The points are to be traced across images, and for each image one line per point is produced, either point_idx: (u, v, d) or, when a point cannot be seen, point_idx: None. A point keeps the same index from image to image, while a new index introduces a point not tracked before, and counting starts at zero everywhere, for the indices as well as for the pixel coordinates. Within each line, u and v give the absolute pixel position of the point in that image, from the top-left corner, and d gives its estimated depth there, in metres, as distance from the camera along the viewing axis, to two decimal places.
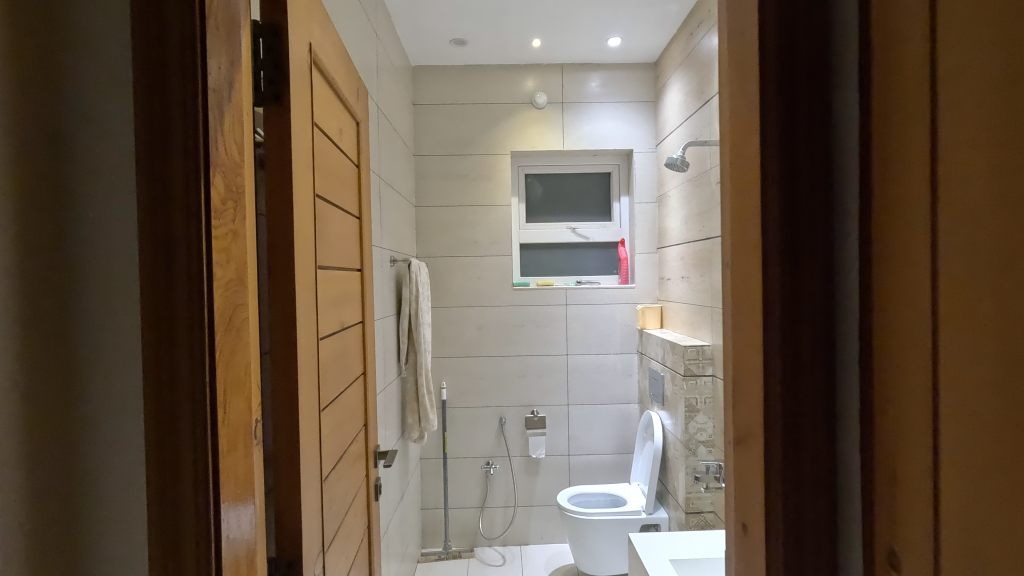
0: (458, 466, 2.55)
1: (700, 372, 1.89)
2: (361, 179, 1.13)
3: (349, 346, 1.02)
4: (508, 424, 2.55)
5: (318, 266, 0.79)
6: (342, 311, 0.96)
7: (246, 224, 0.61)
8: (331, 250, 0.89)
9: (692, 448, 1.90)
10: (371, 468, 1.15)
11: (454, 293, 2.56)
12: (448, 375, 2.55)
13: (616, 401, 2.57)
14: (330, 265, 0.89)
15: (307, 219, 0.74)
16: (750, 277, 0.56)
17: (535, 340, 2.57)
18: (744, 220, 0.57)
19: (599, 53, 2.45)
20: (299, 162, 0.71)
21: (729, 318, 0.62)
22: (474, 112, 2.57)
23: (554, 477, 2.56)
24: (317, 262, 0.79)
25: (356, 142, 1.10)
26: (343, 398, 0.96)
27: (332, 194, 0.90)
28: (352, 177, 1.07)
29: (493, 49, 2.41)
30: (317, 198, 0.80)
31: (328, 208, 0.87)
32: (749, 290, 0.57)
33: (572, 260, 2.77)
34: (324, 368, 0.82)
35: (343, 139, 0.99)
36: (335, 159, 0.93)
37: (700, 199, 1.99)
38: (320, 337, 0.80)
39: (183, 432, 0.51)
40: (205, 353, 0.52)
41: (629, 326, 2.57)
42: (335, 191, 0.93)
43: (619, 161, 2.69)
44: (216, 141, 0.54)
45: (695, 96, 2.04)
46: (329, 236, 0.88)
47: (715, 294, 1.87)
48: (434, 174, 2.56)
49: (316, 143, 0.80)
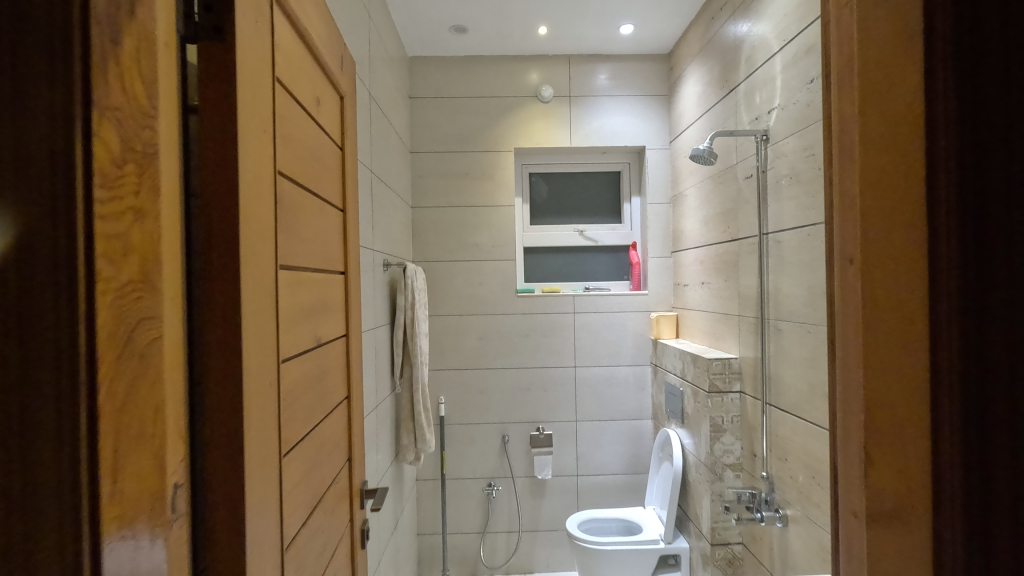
0: (458, 488, 2.35)
1: (727, 389, 1.70)
2: (346, 164, 0.95)
3: (329, 367, 0.83)
4: (511, 442, 2.36)
5: (280, 263, 0.61)
6: (318, 324, 0.77)
7: (165, 202, 0.42)
8: (301, 247, 0.70)
9: (718, 472, 1.72)
10: (357, 510, 0.96)
11: (453, 301, 2.38)
12: (446, 390, 2.36)
13: (628, 417, 2.38)
14: (302, 266, 0.71)
15: (266, 203, 0.55)
16: (896, 276, 0.38)
17: (541, 351, 2.38)
18: (882, 191, 0.39)
19: (610, 43, 2.29)
20: (254, 124, 0.52)
21: (851, 335, 0.44)
22: (474, 106, 2.40)
23: (561, 499, 2.37)
24: (280, 259, 0.61)
25: (341, 121, 0.93)
26: (321, 431, 0.77)
27: (304, 177, 0.71)
28: (334, 160, 0.89)
29: (496, 38, 2.24)
30: (282, 176, 0.62)
31: (296, 191, 0.68)
32: (895, 293, 0.38)
33: (579, 265, 2.59)
34: (290, 397, 0.64)
35: (323, 112, 0.81)
36: (310, 135, 0.75)
37: (723, 196, 1.82)
38: (284, 358, 0.61)
39: (42, 519, 0.32)
40: (80, 396, 0.33)
41: (642, 336, 2.39)
42: (310, 174, 0.74)
43: (629, 160, 2.53)
44: (105, 71, 0.35)
45: (717, 85, 1.87)
46: (299, 228, 0.69)
47: (742, 301, 1.68)
48: (431, 172, 2.38)
49: (281, 107, 0.62)
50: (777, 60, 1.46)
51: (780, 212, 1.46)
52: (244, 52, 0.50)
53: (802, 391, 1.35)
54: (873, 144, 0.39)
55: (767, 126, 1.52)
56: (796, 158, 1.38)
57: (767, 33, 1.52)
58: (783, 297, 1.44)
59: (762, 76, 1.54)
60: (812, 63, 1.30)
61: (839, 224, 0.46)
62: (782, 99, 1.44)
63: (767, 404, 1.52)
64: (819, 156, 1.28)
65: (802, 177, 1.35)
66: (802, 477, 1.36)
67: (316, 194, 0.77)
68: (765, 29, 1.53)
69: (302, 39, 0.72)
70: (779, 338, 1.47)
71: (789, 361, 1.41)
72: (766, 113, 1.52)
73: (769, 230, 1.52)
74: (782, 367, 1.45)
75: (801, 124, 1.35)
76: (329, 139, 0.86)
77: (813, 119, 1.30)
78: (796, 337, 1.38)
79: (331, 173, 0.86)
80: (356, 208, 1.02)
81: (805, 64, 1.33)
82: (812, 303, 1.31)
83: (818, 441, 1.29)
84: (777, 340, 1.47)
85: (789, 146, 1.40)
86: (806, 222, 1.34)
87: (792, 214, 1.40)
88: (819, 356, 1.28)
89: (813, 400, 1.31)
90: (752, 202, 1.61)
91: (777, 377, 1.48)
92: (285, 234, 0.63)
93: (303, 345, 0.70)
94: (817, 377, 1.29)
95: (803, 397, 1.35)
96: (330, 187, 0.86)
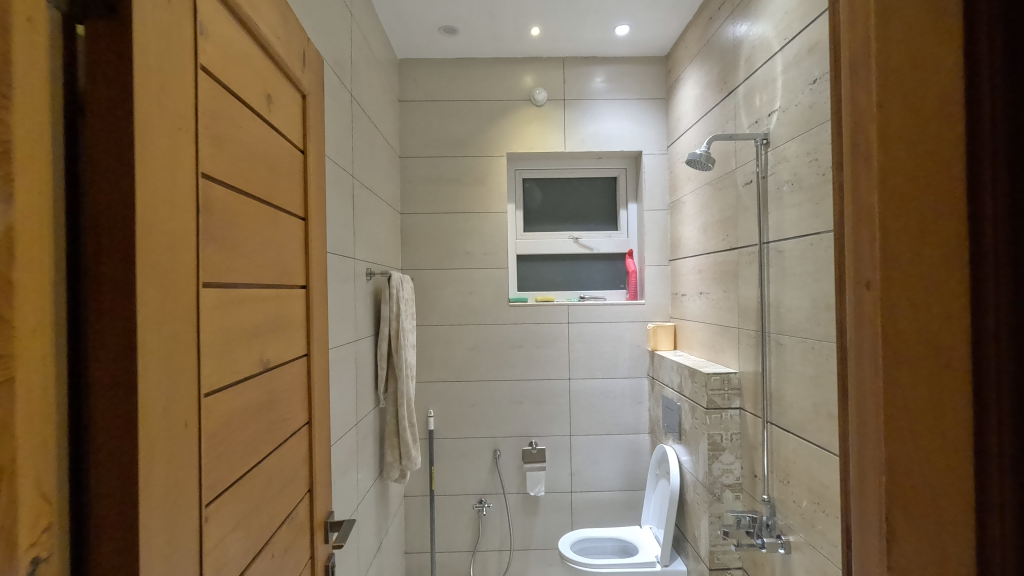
0: (448, 505, 2.27)
1: (726, 406, 1.62)
2: (309, 168, 0.87)
3: (284, 391, 0.76)
4: (503, 457, 2.28)
5: (206, 281, 0.53)
6: (268, 345, 0.69)
7: (24, 213, 0.34)
8: (242, 260, 0.63)
9: (717, 493, 1.63)
10: (320, 546, 0.88)
11: (443, 310, 2.30)
12: (436, 402, 2.28)
13: (624, 431, 2.30)
14: (243, 282, 0.63)
15: (181, 212, 0.47)
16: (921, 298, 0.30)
17: (534, 362, 2.30)
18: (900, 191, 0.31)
19: (605, 44, 2.22)
20: (161, 119, 0.44)
21: (866, 369, 0.35)
22: (465, 109, 2.33)
23: (555, 517, 2.28)
24: (206, 276, 0.53)
25: (302, 122, 0.85)
26: (270, 466, 0.69)
27: (247, 181, 0.64)
28: (293, 163, 0.81)
29: (487, 39, 2.17)
30: (209, 181, 0.54)
31: (234, 196, 0.60)
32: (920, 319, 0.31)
33: (574, 273, 2.51)
34: (221, 434, 0.56)
35: (276, 110, 0.74)
36: (258, 135, 0.67)
37: (721, 204, 1.74)
38: (210, 389, 0.53)
39: None
40: None
41: (639, 347, 2.31)
42: (257, 176, 0.67)
43: (625, 165, 2.46)
44: None
45: (716, 87, 1.80)
46: (238, 239, 0.61)
47: (742, 312, 1.60)
48: (421, 177, 2.31)
49: (210, 102, 0.54)
50: (777, 60, 1.39)
51: (782, 219, 1.38)
52: (145, 34, 0.42)
53: (806, 411, 1.27)
54: (894, 134, 0.31)
55: (767, 129, 1.44)
56: (798, 163, 1.30)
57: (767, 32, 1.45)
58: (785, 310, 1.36)
59: (762, 78, 1.47)
60: (815, 62, 1.22)
61: (850, 233, 0.37)
62: (783, 100, 1.36)
63: (768, 423, 1.44)
64: (822, 160, 1.20)
65: (804, 183, 1.27)
66: (806, 502, 1.28)
67: (265, 200, 0.70)
68: (765, 29, 1.46)
69: (247, 28, 0.64)
70: (781, 353, 1.39)
71: (792, 378, 1.33)
72: (766, 116, 1.45)
73: (769, 239, 1.44)
74: (785, 384, 1.37)
75: (803, 127, 1.27)
76: (287, 140, 0.78)
77: (816, 121, 1.22)
78: (798, 353, 1.30)
79: (288, 177, 0.79)
80: (322, 216, 0.95)
81: (807, 63, 1.25)
82: (816, 318, 1.23)
83: (823, 465, 1.21)
84: (779, 355, 1.39)
85: (791, 151, 1.33)
86: (809, 230, 1.26)
87: (795, 222, 1.32)
88: (824, 374, 1.20)
89: (817, 421, 1.23)
90: (752, 210, 1.53)
91: (779, 395, 1.39)
92: (217, 245, 0.56)
93: (245, 370, 0.62)
94: (822, 396, 1.21)
95: (806, 417, 1.27)
96: (287, 193, 0.78)
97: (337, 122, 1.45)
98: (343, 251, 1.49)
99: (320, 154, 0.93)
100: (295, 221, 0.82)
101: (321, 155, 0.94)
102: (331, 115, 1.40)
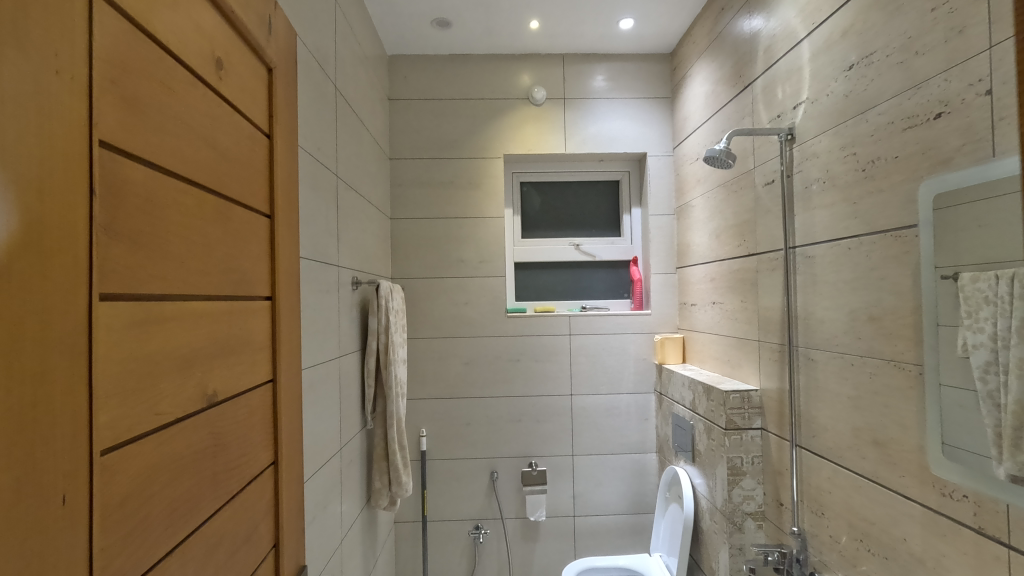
0: (441, 531, 2.11)
1: (746, 426, 1.49)
2: (278, 157, 0.74)
3: (239, 429, 0.62)
4: (500, 479, 2.12)
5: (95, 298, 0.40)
6: (208, 374, 0.56)
7: None
8: (171, 266, 0.50)
9: (737, 523, 1.49)
10: None
11: (436, 322, 2.15)
12: (428, 421, 2.13)
13: (629, 450, 2.16)
14: (165, 296, 0.50)
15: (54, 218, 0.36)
16: None
17: (533, 378, 2.15)
18: None
19: (608, 40, 2.10)
20: (22, 55, 0.34)
21: None
22: (459, 108, 2.19)
23: (557, 544, 2.13)
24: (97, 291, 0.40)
25: (268, 103, 0.72)
26: (214, 527, 0.56)
27: (181, 164, 0.52)
28: (254, 150, 0.68)
29: (483, 34, 2.04)
30: (111, 156, 0.42)
31: (154, 188, 0.48)
32: None
33: (575, 282, 2.37)
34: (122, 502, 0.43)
35: (231, 83, 0.61)
36: (200, 107, 0.55)
37: (737, 206, 1.62)
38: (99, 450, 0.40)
39: None
40: None
41: (644, 360, 2.17)
42: (197, 159, 0.55)
43: (628, 168, 2.34)
44: None
45: (729, 83, 1.68)
46: (161, 241, 0.49)
47: (763, 324, 1.47)
48: (412, 180, 2.17)
49: (115, 69, 0.42)
50: (804, 47, 1.26)
51: (810, 222, 1.25)
52: None
53: (844, 435, 1.13)
54: None
55: (792, 123, 1.32)
56: (829, 159, 1.17)
57: (790, 18, 1.32)
58: (815, 323, 1.23)
59: (785, 68, 1.35)
60: (851, 46, 1.10)
61: None
62: (811, 91, 1.24)
63: (797, 447, 1.30)
64: (860, 155, 1.08)
65: (837, 181, 1.15)
66: (845, 538, 1.14)
67: (209, 189, 0.57)
68: (787, 15, 1.34)
69: None
70: (812, 370, 1.25)
71: (826, 397, 1.19)
72: (790, 109, 1.33)
73: (795, 243, 1.31)
74: (817, 404, 1.23)
75: (835, 119, 1.15)
76: (244, 119, 0.65)
77: (852, 112, 1.10)
78: (833, 370, 1.17)
79: (246, 162, 0.66)
80: (295, 214, 0.81)
81: (840, 48, 1.13)
82: (854, 332, 1.10)
83: (865, 497, 1.07)
84: (811, 372, 1.25)
85: (820, 146, 1.21)
86: (842, 234, 1.14)
87: (826, 224, 1.19)
88: (864, 396, 1.07)
89: (858, 448, 1.09)
90: (776, 212, 1.40)
91: (810, 416, 1.26)
92: (123, 241, 0.44)
93: (171, 407, 0.50)
94: (862, 420, 1.08)
95: (844, 443, 1.13)
96: (243, 183, 0.65)
97: (317, 116, 1.32)
98: (325, 258, 1.34)
99: (292, 141, 0.80)
100: (255, 217, 0.68)
101: (294, 142, 0.81)
102: (310, 108, 1.27)
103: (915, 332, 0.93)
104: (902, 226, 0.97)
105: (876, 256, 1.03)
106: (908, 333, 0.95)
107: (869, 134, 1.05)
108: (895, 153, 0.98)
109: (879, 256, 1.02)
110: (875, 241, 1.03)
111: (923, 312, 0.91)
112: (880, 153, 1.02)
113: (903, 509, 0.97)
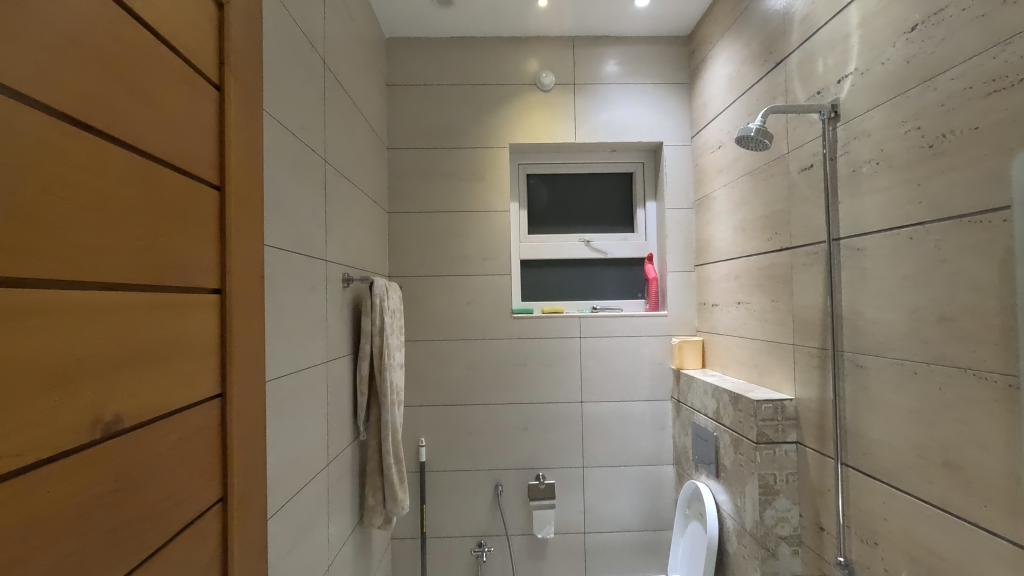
0: (442, 549, 1.96)
1: (780, 440, 1.33)
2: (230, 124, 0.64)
3: (156, 458, 0.53)
4: (505, 492, 1.98)
5: None
6: (105, 391, 0.47)
7: None
8: (54, 267, 0.42)
9: (770, 548, 1.33)
10: None
11: (436, 323, 2.00)
12: (428, 430, 1.98)
13: (643, 461, 2.00)
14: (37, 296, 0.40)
15: None
16: None
17: (541, 384, 2.00)
18: None
19: (622, 20, 1.95)
20: None
21: None
22: (462, 94, 2.05)
23: (566, 562, 1.98)
24: None
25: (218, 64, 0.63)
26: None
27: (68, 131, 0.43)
28: (193, 117, 0.59)
29: (488, 14, 1.90)
30: None
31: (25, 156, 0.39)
32: None
33: (585, 281, 2.22)
34: None
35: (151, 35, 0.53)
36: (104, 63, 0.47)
37: (766, 196, 1.47)
38: None
39: None
40: None
41: (660, 365, 2.02)
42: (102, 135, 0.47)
43: (642, 159, 2.19)
44: None
45: (757, 61, 1.53)
46: (32, 219, 0.40)
47: (799, 326, 1.31)
48: (411, 172, 2.03)
49: None
50: (852, 11, 1.11)
51: (858, 209, 1.10)
52: None
53: (904, 454, 0.98)
54: None
55: (836, 99, 1.17)
56: (884, 137, 1.02)
57: None
58: (865, 325, 1.08)
59: (828, 38, 1.20)
60: (913, 3, 0.95)
61: None
62: (862, 60, 1.08)
63: (843, 464, 1.14)
64: (925, 129, 0.93)
65: (894, 161, 1.00)
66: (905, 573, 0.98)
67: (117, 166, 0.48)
68: None
69: None
70: (860, 378, 1.09)
71: (878, 410, 1.04)
72: (834, 83, 1.17)
73: (840, 234, 1.16)
74: (868, 417, 1.07)
75: (893, 90, 1.00)
76: (178, 90, 0.56)
77: (914, 80, 0.95)
78: (888, 379, 1.01)
79: (181, 140, 0.57)
80: (258, 193, 0.71)
81: (898, 8, 0.98)
82: (918, 335, 0.94)
83: (933, 528, 0.92)
84: (861, 381, 1.09)
85: (872, 123, 1.06)
86: (902, 221, 0.98)
87: (879, 212, 1.04)
88: (933, 410, 0.91)
89: (923, 471, 0.94)
90: (815, 201, 1.25)
91: (858, 430, 1.10)
92: None
93: (48, 444, 0.41)
94: (929, 438, 0.92)
95: (905, 463, 0.98)
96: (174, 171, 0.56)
97: (299, 90, 1.17)
98: (310, 251, 1.20)
99: (257, 120, 0.71)
100: (198, 208, 0.60)
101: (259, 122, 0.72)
102: (290, 80, 1.12)
103: (1006, 335, 0.78)
104: (984, 209, 0.82)
105: (949, 247, 0.88)
106: (995, 336, 0.80)
107: (939, 104, 0.90)
108: (974, 123, 0.83)
109: (953, 245, 0.87)
110: (947, 228, 0.88)
111: (1017, 311, 0.76)
112: (955, 125, 0.87)
113: (987, 546, 0.82)
